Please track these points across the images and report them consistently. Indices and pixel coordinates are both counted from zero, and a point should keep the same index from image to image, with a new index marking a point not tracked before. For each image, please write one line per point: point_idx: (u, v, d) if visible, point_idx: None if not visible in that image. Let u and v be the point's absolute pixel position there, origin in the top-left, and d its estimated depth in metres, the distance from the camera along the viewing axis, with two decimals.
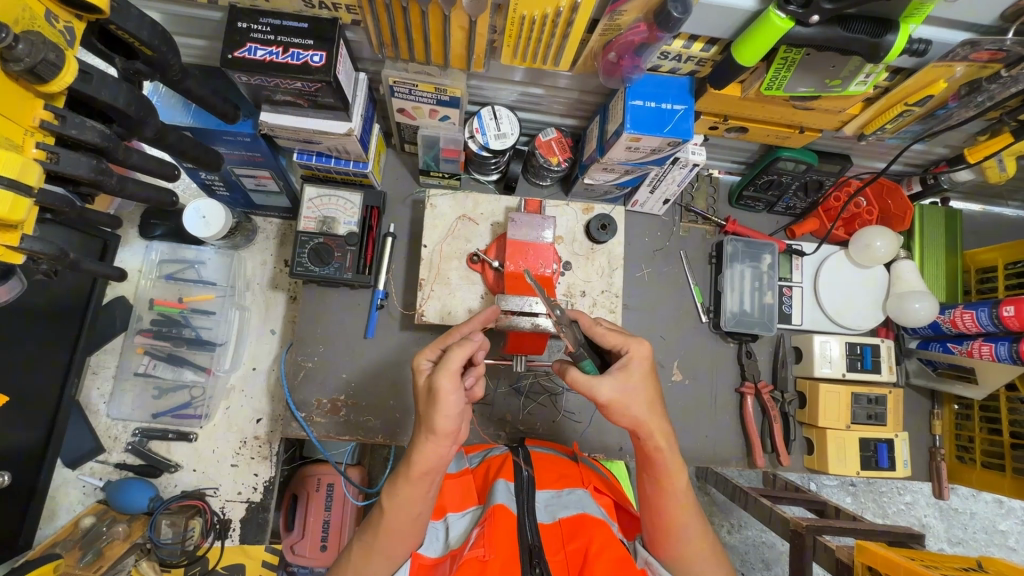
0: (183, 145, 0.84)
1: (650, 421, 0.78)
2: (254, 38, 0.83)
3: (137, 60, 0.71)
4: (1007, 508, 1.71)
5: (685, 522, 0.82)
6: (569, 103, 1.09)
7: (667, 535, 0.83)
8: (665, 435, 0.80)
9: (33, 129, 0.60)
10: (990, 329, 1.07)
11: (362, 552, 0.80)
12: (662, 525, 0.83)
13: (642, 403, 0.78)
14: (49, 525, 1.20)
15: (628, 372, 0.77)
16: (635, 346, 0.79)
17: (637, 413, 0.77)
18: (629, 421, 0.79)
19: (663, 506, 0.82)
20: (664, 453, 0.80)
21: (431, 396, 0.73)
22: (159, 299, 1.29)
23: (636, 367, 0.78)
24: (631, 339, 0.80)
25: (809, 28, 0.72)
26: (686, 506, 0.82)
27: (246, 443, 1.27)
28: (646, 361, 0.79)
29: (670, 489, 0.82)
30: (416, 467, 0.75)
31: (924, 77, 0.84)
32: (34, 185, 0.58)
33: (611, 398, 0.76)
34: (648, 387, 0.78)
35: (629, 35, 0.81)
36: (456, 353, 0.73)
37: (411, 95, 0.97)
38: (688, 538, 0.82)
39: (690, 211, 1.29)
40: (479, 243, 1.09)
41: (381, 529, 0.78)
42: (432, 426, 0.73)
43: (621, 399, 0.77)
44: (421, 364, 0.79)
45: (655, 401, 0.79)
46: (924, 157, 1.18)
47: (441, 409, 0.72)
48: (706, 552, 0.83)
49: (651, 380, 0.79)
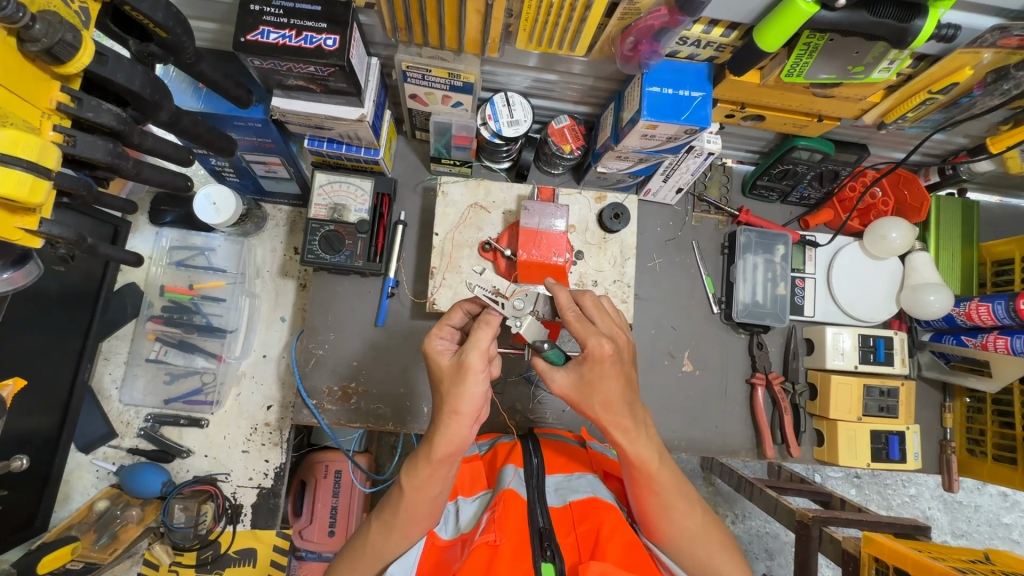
0: (196, 130, 0.82)
1: (605, 416, 0.77)
2: (266, 21, 0.82)
3: (151, 42, 0.70)
4: (1012, 501, 1.71)
5: (670, 507, 0.81)
6: (583, 90, 1.08)
7: (658, 520, 0.81)
8: (628, 425, 0.77)
9: (50, 112, 0.59)
10: (1007, 321, 1.06)
11: (382, 527, 0.80)
12: (648, 510, 0.82)
13: (597, 401, 0.76)
14: (64, 507, 1.21)
15: (581, 370, 0.75)
16: (593, 343, 0.73)
17: (591, 409, 0.77)
18: (587, 414, 0.79)
19: (643, 492, 0.81)
20: (628, 449, 0.78)
21: (456, 374, 0.73)
22: (169, 286, 1.28)
23: (590, 366, 0.74)
24: (592, 334, 0.73)
25: (834, 13, 0.71)
26: (668, 493, 0.80)
27: (257, 430, 1.28)
28: (606, 360, 0.73)
29: (646, 475, 0.79)
30: (439, 449, 0.75)
31: (948, 64, 0.83)
32: (53, 169, 0.58)
33: (565, 391, 0.78)
34: (604, 386, 0.75)
35: (648, 19, 0.79)
36: (484, 331, 0.74)
37: (424, 80, 0.96)
38: (677, 520, 0.81)
39: (703, 200, 1.28)
40: (490, 231, 1.08)
41: (400, 507, 0.78)
42: (454, 407, 0.73)
43: (574, 394, 0.77)
44: (434, 345, 0.80)
45: (613, 398, 0.75)
46: (942, 147, 1.17)
47: (468, 387, 0.73)
48: (699, 535, 0.82)
49: (613, 378, 0.75)
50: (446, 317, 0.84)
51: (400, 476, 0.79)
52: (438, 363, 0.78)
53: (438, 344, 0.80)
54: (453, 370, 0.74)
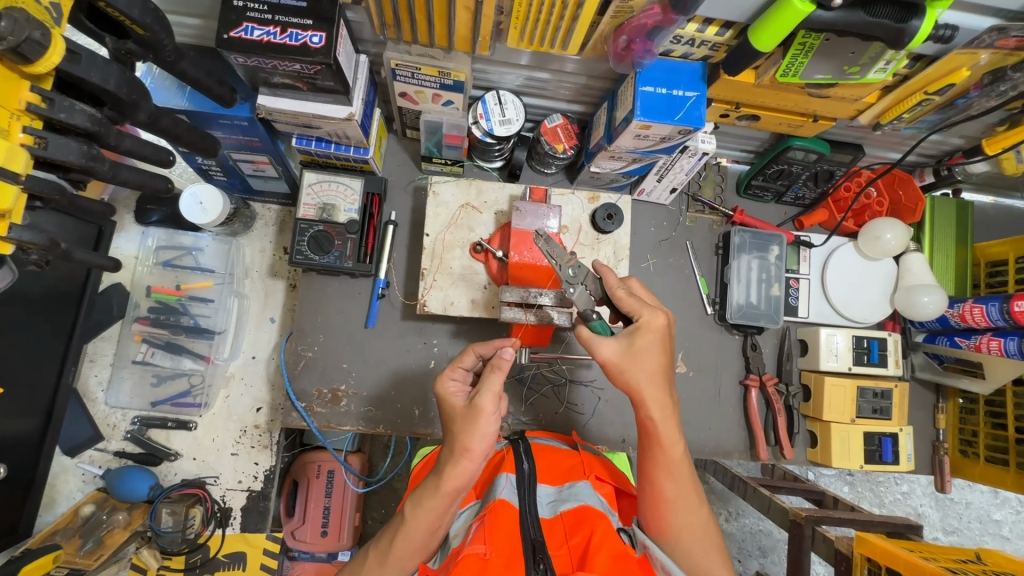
0: (177, 129, 0.80)
1: (647, 390, 0.78)
2: (250, 17, 0.79)
3: (128, 40, 0.67)
4: (1003, 499, 1.72)
5: (681, 497, 0.80)
6: (576, 88, 1.06)
7: (665, 511, 0.80)
8: (662, 403, 0.79)
9: (19, 113, 0.57)
10: (1000, 323, 1.06)
11: (377, 557, 0.78)
12: (660, 497, 0.80)
13: (642, 370, 0.78)
14: (49, 512, 1.19)
15: (631, 340, 0.78)
16: (648, 315, 0.79)
17: (634, 379, 0.78)
18: (624, 384, 0.79)
19: (659, 477, 0.80)
20: (660, 425, 0.79)
21: (468, 416, 0.73)
22: (156, 287, 1.26)
23: (641, 336, 0.78)
24: (646, 308, 0.79)
25: (830, 13, 0.70)
26: (683, 480, 0.81)
27: (246, 432, 1.26)
28: (656, 332, 0.78)
29: (669, 456, 0.80)
30: (449, 483, 0.73)
31: (946, 65, 0.82)
32: (22, 173, 0.57)
33: (610, 359, 0.79)
34: (650, 355, 0.78)
35: (641, 17, 0.78)
36: (495, 375, 0.74)
37: (414, 78, 0.94)
38: (684, 514, 0.80)
39: (697, 200, 1.27)
40: (481, 232, 1.07)
41: (398, 534, 0.77)
42: (465, 445, 0.72)
43: (619, 360, 0.78)
44: (446, 386, 0.81)
45: (657, 370, 0.78)
46: (938, 147, 1.16)
47: (481, 427, 0.72)
48: (700, 533, 0.80)
49: (658, 351, 0.79)
50: (458, 359, 0.85)
51: (405, 503, 0.78)
52: (452, 403, 0.78)
53: (450, 385, 0.81)
54: (466, 410, 0.74)
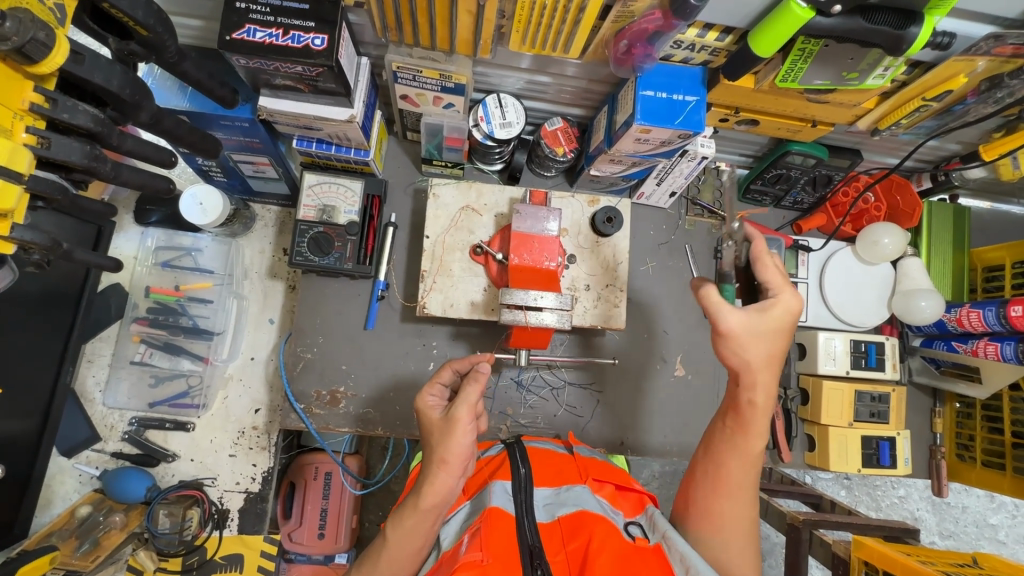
0: (179, 130, 0.80)
1: (759, 371, 0.79)
2: (252, 19, 0.80)
3: (131, 41, 0.67)
4: (999, 503, 1.72)
5: (741, 487, 0.83)
6: (576, 92, 1.07)
7: (723, 494, 0.83)
8: (767, 392, 0.81)
9: (22, 113, 0.57)
10: (997, 328, 1.06)
11: (363, 575, 0.78)
12: (728, 480, 0.83)
13: (761, 350, 0.78)
14: (45, 513, 1.19)
15: (764, 312, 0.77)
16: (788, 297, 0.78)
17: (751, 355, 0.78)
18: (736, 358, 0.79)
19: (731, 463, 0.83)
20: (756, 415, 0.81)
21: (445, 427, 0.75)
22: (154, 287, 1.26)
23: (774, 319, 0.77)
24: (790, 291, 0.78)
25: (829, 19, 0.70)
26: (748, 474, 0.83)
27: (244, 434, 1.26)
28: (789, 313, 0.78)
29: (749, 446, 0.82)
30: (427, 499, 0.74)
31: (943, 72, 0.82)
32: (25, 173, 0.56)
33: (733, 330, 0.77)
34: (773, 342, 0.78)
35: (642, 22, 0.78)
36: (472, 386, 0.76)
37: (415, 81, 0.94)
38: (739, 505, 0.83)
39: (696, 204, 1.27)
40: (482, 234, 1.07)
41: (382, 555, 0.76)
42: (442, 457, 0.73)
43: (745, 333, 0.77)
44: (425, 400, 0.82)
45: (771, 357, 0.79)
46: (935, 152, 1.17)
47: (457, 439, 0.73)
48: (744, 526, 0.83)
49: (783, 337, 0.79)
50: (436, 374, 0.85)
51: (386, 524, 0.78)
52: (430, 417, 0.79)
53: (429, 400, 0.82)
54: (442, 422, 0.76)
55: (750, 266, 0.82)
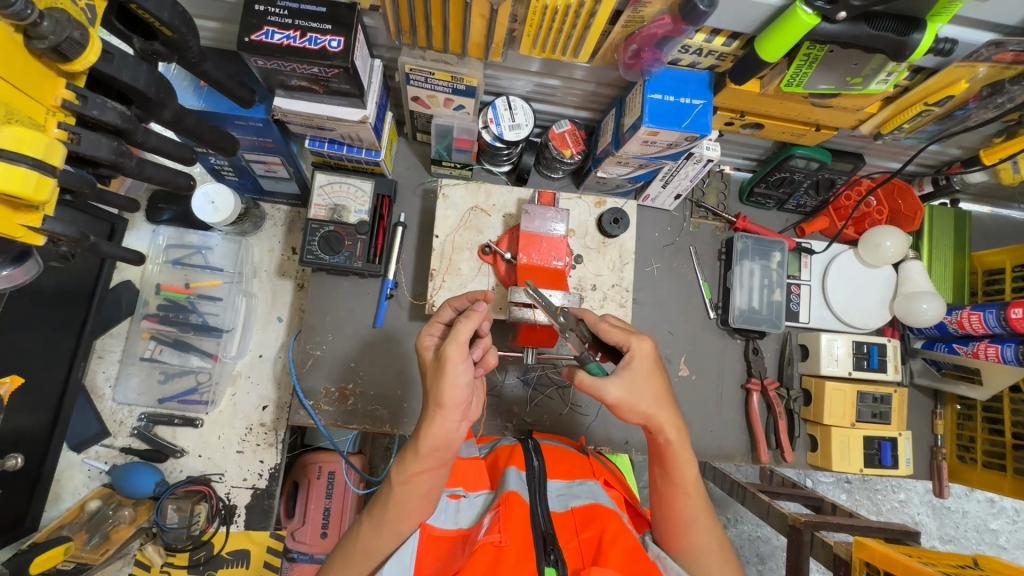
0: (199, 129, 0.82)
1: (658, 415, 0.79)
2: (271, 21, 0.82)
3: (155, 41, 0.69)
4: (999, 508, 1.73)
5: (697, 515, 0.83)
6: (584, 95, 1.08)
7: (681, 529, 0.83)
8: (675, 427, 0.80)
9: (54, 109, 0.59)
10: (997, 330, 1.08)
11: (373, 523, 0.81)
12: (677, 516, 0.83)
13: (649, 395, 0.78)
14: (54, 507, 1.20)
15: (631, 372, 0.77)
16: (637, 342, 0.79)
17: (645, 407, 0.78)
18: (636, 415, 0.79)
19: (675, 497, 0.83)
20: (675, 446, 0.81)
21: (435, 368, 0.74)
22: (165, 285, 1.28)
23: (640, 365, 0.78)
24: (633, 336, 0.80)
25: (835, 25, 0.72)
26: (696, 500, 0.83)
27: (252, 430, 1.27)
28: (648, 359, 0.79)
29: (680, 480, 0.82)
30: (426, 445, 0.75)
31: (945, 77, 0.84)
32: (58, 167, 0.58)
33: (619, 398, 0.77)
34: (651, 382, 0.79)
35: (652, 27, 0.80)
36: (463, 325, 0.74)
37: (427, 83, 0.96)
38: (701, 530, 0.83)
39: (700, 207, 1.29)
40: (490, 234, 1.09)
41: (390, 502, 0.79)
42: (438, 398, 0.74)
43: (627, 397, 0.77)
44: (423, 341, 0.82)
45: (660, 393, 0.79)
46: (937, 157, 1.19)
47: (448, 379, 0.73)
48: (717, 549, 0.83)
49: (656, 376, 0.79)
50: (436, 314, 0.85)
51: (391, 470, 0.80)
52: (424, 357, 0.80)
53: (427, 342, 0.83)
54: (435, 362, 0.75)
55: (593, 336, 0.84)
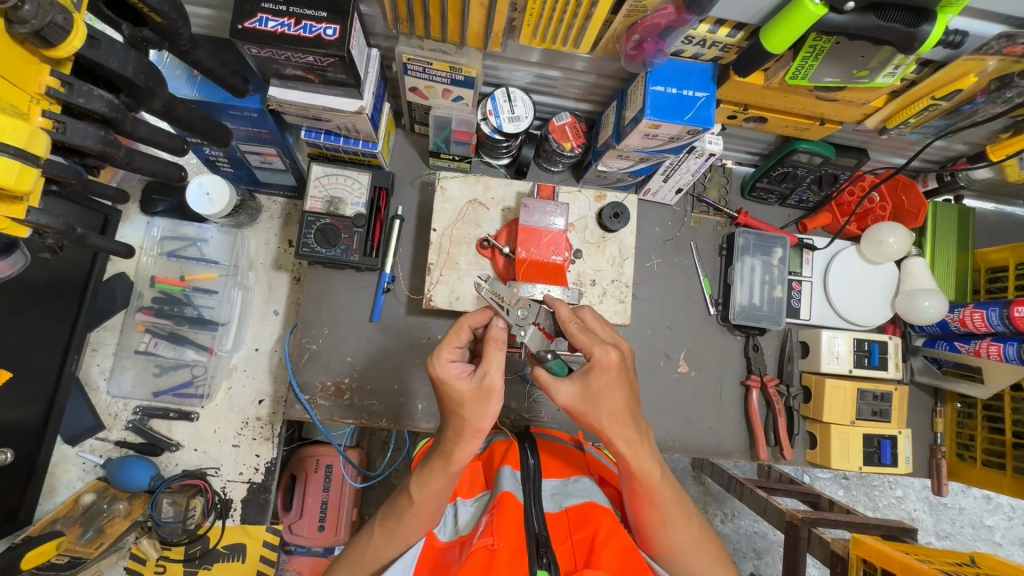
0: (191, 119, 0.80)
1: (611, 427, 0.76)
2: (264, 8, 0.80)
3: (145, 27, 0.67)
4: (995, 504, 1.73)
5: (668, 519, 0.82)
6: (585, 87, 1.07)
7: (654, 532, 0.83)
8: (631, 440, 0.77)
9: (39, 97, 0.58)
10: (1000, 328, 1.07)
11: (385, 532, 0.83)
12: (647, 521, 0.82)
13: (603, 411, 0.75)
14: (49, 500, 1.19)
15: (586, 381, 0.74)
16: (599, 352, 0.73)
17: (597, 420, 0.75)
18: (589, 425, 0.77)
19: (643, 503, 0.81)
20: (631, 458, 0.78)
21: (480, 397, 0.73)
22: (159, 277, 1.26)
23: (596, 376, 0.73)
24: (596, 344, 0.74)
25: (842, 16, 0.70)
26: (667, 505, 0.81)
27: (248, 424, 1.26)
28: (612, 370, 0.73)
29: (645, 489, 0.80)
30: (457, 464, 0.77)
31: (954, 71, 0.83)
32: (42, 156, 0.56)
33: (570, 403, 0.76)
34: (609, 396, 0.74)
35: (654, 17, 0.78)
36: (497, 351, 0.75)
37: (425, 74, 0.94)
38: (675, 533, 0.82)
39: (702, 201, 1.27)
40: (489, 228, 1.07)
41: (408, 513, 0.81)
42: (477, 426, 0.74)
43: (579, 406, 0.75)
44: (448, 368, 0.74)
45: (618, 408, 0.75)
46: (942, 153, 1.17)
47: (495, 408, 0.73)
48: (695, 548, 0.83)
49: (617, 389, 0.74)
50: (452, 336, 0.78)
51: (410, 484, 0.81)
52: (460, 389, 0.73)
53: (451, 367, 0.75)
54: (478, 393, 0.73)
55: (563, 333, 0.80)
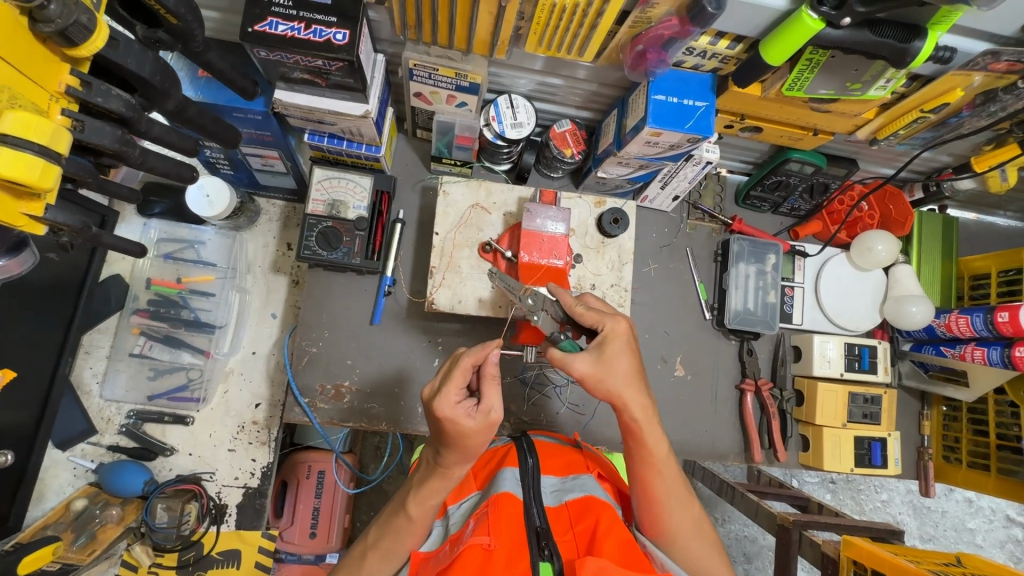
0: (201, 120, 0.80)
1: (626, 393, 0.78)
2: (274, 12, 0.80)
3: (159, 28, 0.68)
4: (976, 507, 1.78)
5: (671, 495, 0.83)
6: (586, 95, 1.09)
7: (659, 514, 0.83)
8: (643, 408, 0.79)
9: (58, 95, 0.58)
10: (984, 333, 1.10)
11: (383, 551, 0.85)
12: (654, 500, 0.83)
13: (618, 375, 0.77)
14: (38, 507, 1.16)
15: (602, 349, 0.77)
16: (610, 323, 0.79)
17: (613, 386, 0.77)
18: (604, 394, 0.78)
19: (649, 477, 0.82)
20: (642, 427, 0.80)
21: (486, 429, 0.75)
22: (155, 279, 1.24)
23: (610, 344, 0.78)
24: (606, 317, 0.80)
25: (838, 31, 0.73)
26: (671, 481, 0.83)
27: (244, 428, 1.25)
28: (622, 338, 0.79)
29: (653, 460, 0.81)
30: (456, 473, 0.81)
31: (941, 85, 0.86)
32: (63, 154, 0.56)
33: (587, 373, 0.77)
34: (623, 360, 0.78)
35: (659, 28, 0.81)
36: (496, 387, 0.77)
37: (431, 79, 0.96)
38: (678, 511, 0.83)
39: (697, 208, 1.30)
40: (490, 233, 1.08)
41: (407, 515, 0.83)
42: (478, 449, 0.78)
43: (596, 375, 0.77)
44: (454, 411, 0.74)
45: (630, 373, 0.78)
46: (928, 164, 1.21)
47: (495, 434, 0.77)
48: (695, 527, 0.84)
49: (629, 354, 0.79)
50: (454, 378, 0.76)
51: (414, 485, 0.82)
52: (466, 428, 0.74)
53: (457, 407, 0.75)
54: (483, 427, 0.75)
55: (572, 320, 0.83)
